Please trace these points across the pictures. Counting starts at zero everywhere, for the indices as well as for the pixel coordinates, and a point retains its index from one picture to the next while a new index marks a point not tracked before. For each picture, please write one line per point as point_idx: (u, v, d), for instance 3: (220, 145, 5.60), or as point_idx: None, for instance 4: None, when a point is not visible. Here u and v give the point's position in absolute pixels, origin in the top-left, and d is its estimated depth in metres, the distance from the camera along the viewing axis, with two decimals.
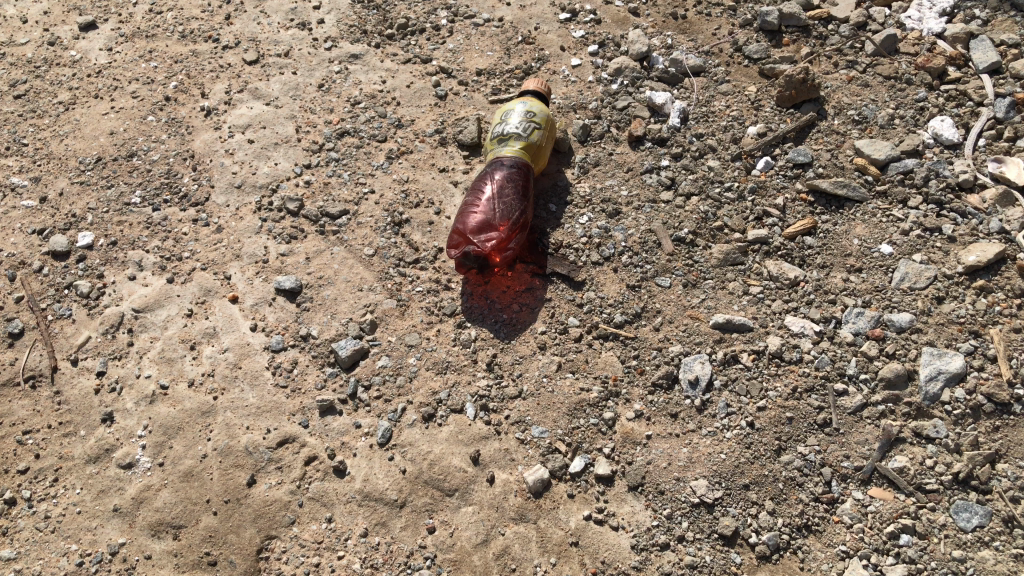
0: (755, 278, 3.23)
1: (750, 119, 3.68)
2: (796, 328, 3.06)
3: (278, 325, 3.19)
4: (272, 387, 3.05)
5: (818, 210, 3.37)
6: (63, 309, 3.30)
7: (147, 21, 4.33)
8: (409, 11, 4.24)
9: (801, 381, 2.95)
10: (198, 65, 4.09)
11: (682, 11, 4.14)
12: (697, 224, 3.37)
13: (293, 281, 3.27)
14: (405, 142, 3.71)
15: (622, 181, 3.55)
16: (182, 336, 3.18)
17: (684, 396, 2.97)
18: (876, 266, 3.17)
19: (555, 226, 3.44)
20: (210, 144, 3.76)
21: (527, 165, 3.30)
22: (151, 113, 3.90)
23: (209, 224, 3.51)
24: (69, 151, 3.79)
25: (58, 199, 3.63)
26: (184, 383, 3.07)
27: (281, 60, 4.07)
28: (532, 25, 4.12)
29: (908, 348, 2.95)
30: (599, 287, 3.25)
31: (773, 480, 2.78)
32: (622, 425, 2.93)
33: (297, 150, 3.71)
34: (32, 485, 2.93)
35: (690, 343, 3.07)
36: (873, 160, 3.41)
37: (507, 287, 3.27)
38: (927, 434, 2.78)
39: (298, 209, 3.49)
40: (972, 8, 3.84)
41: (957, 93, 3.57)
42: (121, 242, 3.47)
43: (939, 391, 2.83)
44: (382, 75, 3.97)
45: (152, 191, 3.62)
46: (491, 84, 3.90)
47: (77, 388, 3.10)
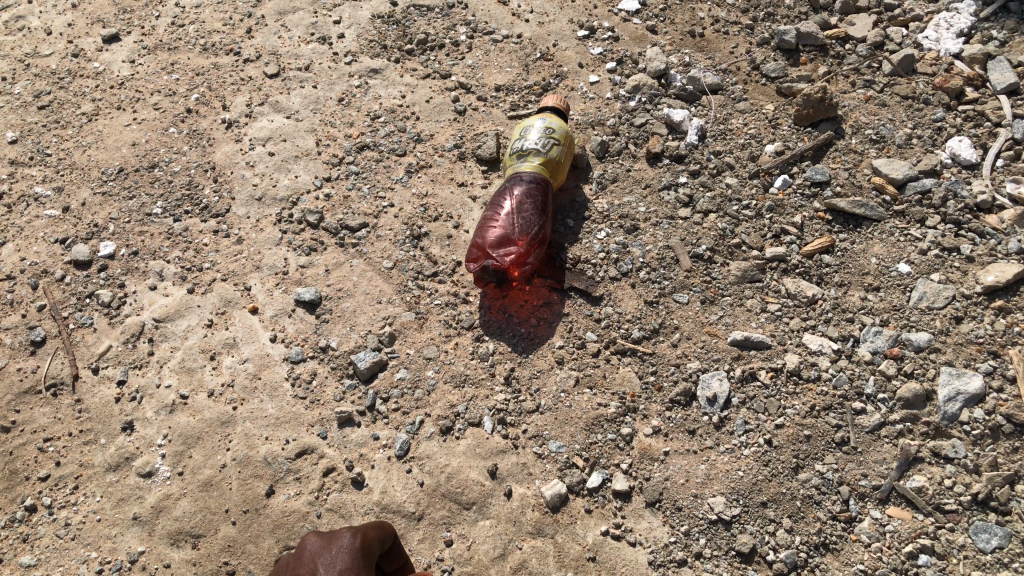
0: (773, 296, 3.24)
1: (768, 138, 3.70)
2: (813, 345, 3.07)
3: (297, 337, 3.21)
4: (291, 399, 3.06)
5: (836, 229, 3.39)
6: (85, 318, 3.32)
7: (169, 33, 4.37)
8: (429, 27, 4.27)
9: (819, 400, 2.95)
10: (220, 78, 4.13)
11: (699, 30, 4.17)
12: (715, 241, 3.38)
13: (312, 293, 3.29)
14: (424, 156, 3.73)
15: (641, 198, 3.57)
16: (203, 347, 3.20)
17: (702, 413, 2.97)
18: (894, 285, 3.19)
19: (573, 241, 3.45)
20: (231, 156, 3.80)
21: (546, 180, 3.33)
22: (173, 125, 3.94)
23: (230, 235, 3.53)
24: (91, 161, 3.83)
25: (81, 209, 3.66)
26: (204, 393, 3.09)
27: (301, 74, 4.10)
28: (550, 42, 4.15)
29: (927, 367, 2.95)
30: (617, 303, 3.26)
31: (791, 497, 2.78)
32: (640, 440, 2.94)
33: (317, 163, 3.74)
34: (52, 492, 2.95)
35: (708, 360, 3.08)
36: (891, 179, 3.42)
37: (525, 301, 3.29)
38: (945, 454, 2.78)
39: (318, 221, 3.52)
40: (989, 29, 3.87)
41: (975, 113, 3.59)
42: (143, 252, 3.50)
43: (958, 411, 2.83)
44: (402, 90, 4.00)
45: (173, 202, 3.65)
46: (510, 99, 3.92)
47: (98, 396, 3.12)
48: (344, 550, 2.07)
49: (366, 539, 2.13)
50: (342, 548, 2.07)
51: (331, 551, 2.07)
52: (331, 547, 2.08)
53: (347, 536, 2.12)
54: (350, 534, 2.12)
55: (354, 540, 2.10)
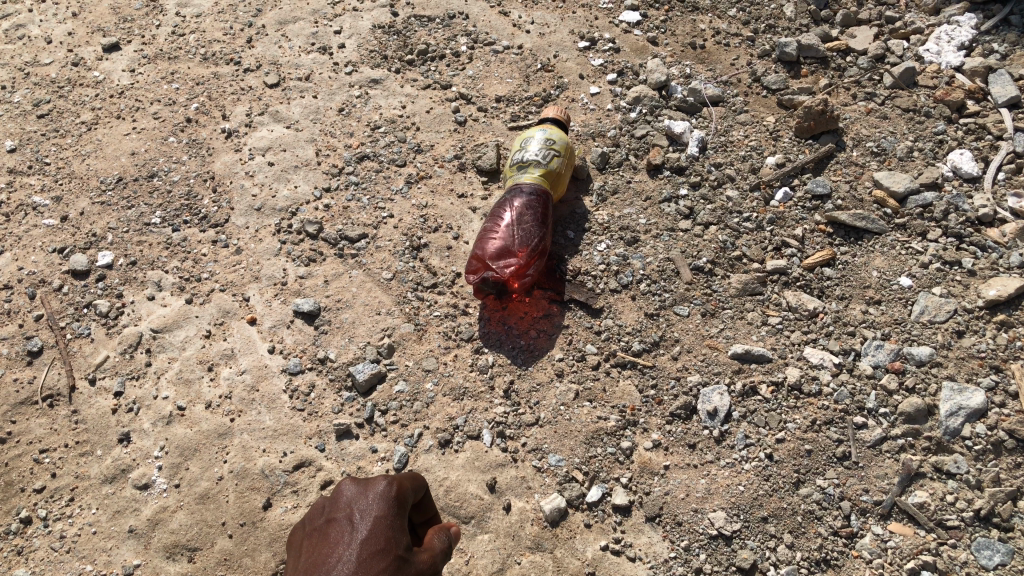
0: (774, 308, 3.23)
1: (768, 150, 3.69)
2: (815, 359, 3.06)
3: (296, 348, 3.19)
4: (289, 410, 3.04)
5: (837, 242, 3.40)
6: (82, 328, 3.30)
7: (169, 43, 4.35)
8: (430, 37, 4.25)
9: (820, 414, 2.95)
10: (220, 87, 4.11)
11: (701, 41, 4.16)
12: (716, 253, 3.37)
13: (311, 304, 3.27)
14: (424, 167, 3.72)
15: (641, 209, 3.56)
16: (200, 357, 3.18)
17: (703, 427, 2.96)
18: (895, 298, 3.20)
19: (573, 253, 3.44)
20: (231, 166, 3.78)
21: (546, 192, 3.32)
22: (173, 135, 3.93)
23: (229, 245, 3.51)
24: (90, 171, 3.82)
25: (79, 218, 3.65)
26: (201, 405, 3.07)
27: (302, 84, 4.08)
28: (551, 53, 4.12)
29: (929, 382, 2.96)
30: (618, 315, 3.25)
31: (792, 513, 2.77)
32: (640, 454, 2.92)
33: (317, 174, 3.72)
34: (48, 504, 2.92)
35: (709, 373, 3.07)
36: (892, 193, 3.45)
37: (524, 313, 3.28)
38: (947, 470, 2.78)
39: (317, 232, 3.51)
40: (990, 42, 3.90)
41: (976, 126, 3.62)
42: (141, 262, 3.48)
43: (960, 426, 2.84)
44: (402, 101, 3.98)
45: (172, 212, 3.64)
46: (510, 110, 3.91)
47: (95, 407, 3.10)
48: (381, 496, 1.76)
49: (405, 482, 1.85)
50: (378, 496, 1.75)
51: (365, 497, 1.75)
52: (367, 493, 1.76)
53: (382, 483, 1.79)
54: (386, 479, 1.79)
55: (391, 488, 1.78)
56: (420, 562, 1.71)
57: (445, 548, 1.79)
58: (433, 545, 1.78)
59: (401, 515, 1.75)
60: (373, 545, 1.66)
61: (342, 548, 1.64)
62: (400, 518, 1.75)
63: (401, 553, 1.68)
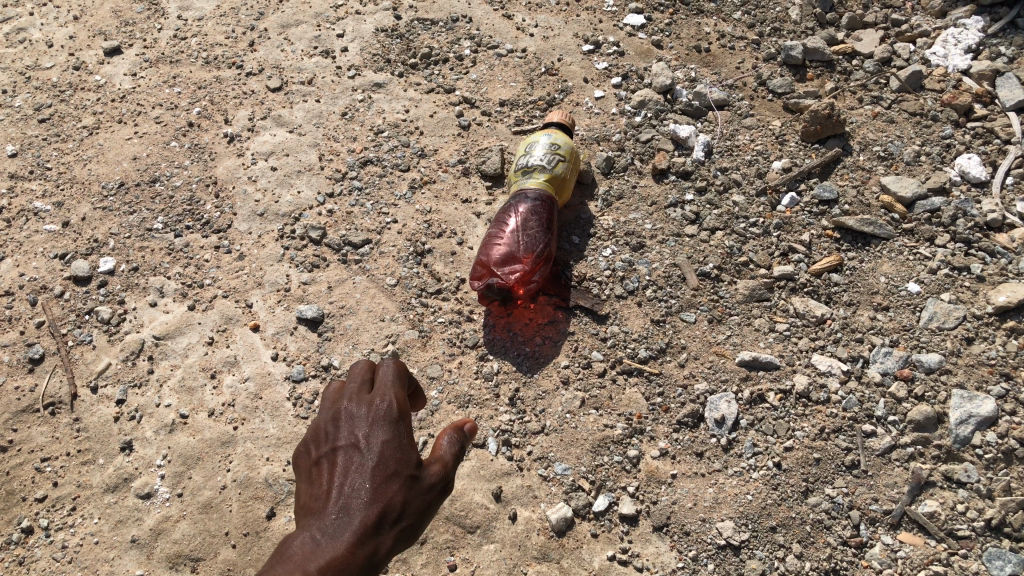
0: (781, 315, 3.20)
1: (774, 154, 3.67)
2: (823, 366, 3.03)
3: (299, 355, 3.16)
4: (293, 418, 3.01)
5: (844, 247, 3.37)
6: (84, 335, 3.28)
7: (171, 47, 4.32)
8: (433, 40, 4.22)
9: (828, 422, 2.93)
10: (222, 92, 4.08)
11: (705, 44, 4.13)
12: (722, 259, 3.35)
13: (314, 310, 3.24)
14: (428, 171, 3.69)
15: (647, 214, 3.53)
16: (203, 365, 3.16)
17: (710, 435, 2.94)
18: (903, 304, 3.18)
19: (578, 259, 3.41)
20: (233, 171, 3.75)
21: (551, 197, 3.29)
22: (174, 139, 3.90)
23: (231, 251, 3.48)
24: (92, 176, 3.79)
25: (80, 223, 3.62)
26: (204, 413, 3.04)
27: (304, 88, 4.05)
28: (555, 56, 4.09)
29: (938, 389, 2.94)
30: (624, 321, 3.23)
31: (801, 522, 2.75)
32: (647, 463, 2.90)
33: (320, 179, 3.70)
34: (49, 513, 2.90)
35: (716, 381, 3.04)
36: (900, 198, 3.43)
37: (530, 319, 3.25)
38: (957, 478, 2.76)
39: (320, 237, 3.48)
40: (997, 46, 3.89)
41: (984, 130, 3.61)
42: (143, 268, 3.45)
43: (970, 434, 2.81)
44: (405, 105, 3.95)
45: (174, 217, 3.61)
46: (514, 114, 3.88)
47: (96, 415, 3.07)
48: (384, 413, 1.51)
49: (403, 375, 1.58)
50: (380, 417, 1.51)
51: (366, 414, 1.51)
52: (367, 415, 1.51)
53: (381, 397, 1.53)
54: (386, 393, 1.53)
55: (392, 404, 1.52)
56: (433, 475, 1.51)
57: (458, 450, 1.55)
58: (444, 450, 1.55)
59: (409, 426, 1.52)
60: (383, 474, 1.46)
61: (350, 480, 1.44)
62: (409, 431, 1.51)
63: (412, 473, 1.48)
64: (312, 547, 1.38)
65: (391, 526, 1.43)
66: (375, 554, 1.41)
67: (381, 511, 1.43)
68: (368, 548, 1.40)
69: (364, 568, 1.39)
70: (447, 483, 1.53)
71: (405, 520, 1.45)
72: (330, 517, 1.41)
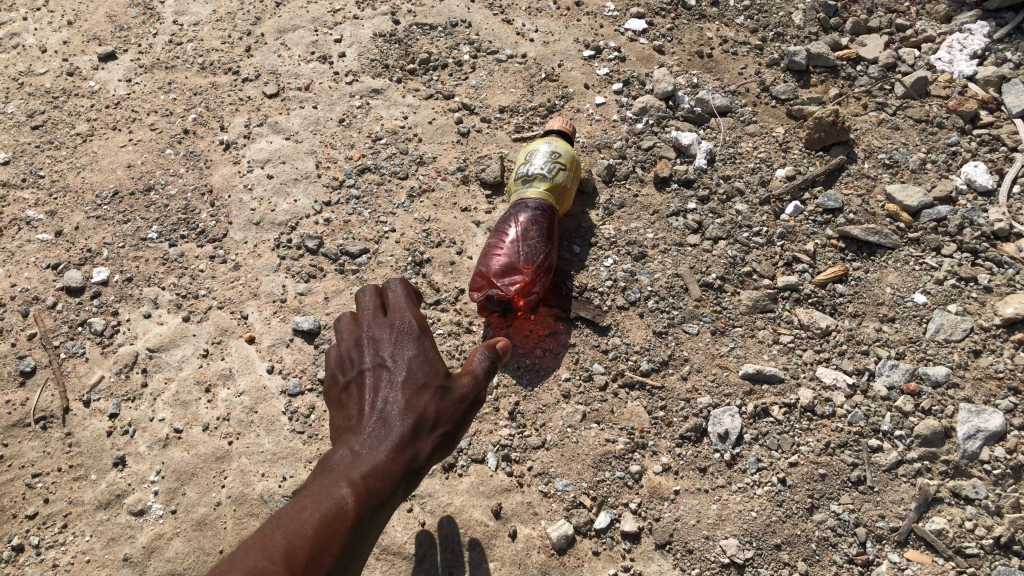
0: (786, 326, 3.15)
1: (778, 162, 3.61)
2: (828, 379, 2.98)
3: (295, 368, 3.11)
4: (288, 432, 2.96)
5: (849, 257, 3.32)
6: (76, 348, 3.22)
7: (166, 52, 4.27)
8: (432, 46, 4.17)
9: (834, 436, 2.88)
10: (218, 98, 4.03)
11: (708, 50, 4.08)
12: (725, 269, 3.30)
13: (311, 322, 3.19)
14: (427, 179, 3.64)
15: (648, 223, 3.48)
16: (198, 378, 3.10)
17: (714, 450, 2.88)
18: (910, 316, 3.12)
19: (579, 268, 3.36)
20: (229, 179, 3.70)
21: (552, 207, 3.24)
22: (170, 146, 3.85)
23: (227, 261, 3.43)
24: (85, 184, 3.74)
25: (73, 233, 3.57)
26: (199, 427, 2.99)
27: (301, 94, 4.00)
28: (556, 62, 4.04)
29: (945, 403, 2.89)
30: (625, 333, 3.17)
31: (806, 540, 2.71)
32: (649, 478, 2.85)
33: (316, 187, 3.64)
34: (40, 531, 2.84)
35: (719, 395, 2.99)
36: (906, 206, 3.37)
37: (530, 331, 3.20)
38: (966, 495, 2.71)
39: (317, 247, 3.42)
40: (1003, 51, 3.84)
41: (990, 137, 3.56)
42: (137, 279, 3.40)
43: (978, 449, 2.77)
44: (404, 111, 3.90)
45: (169, 226, 3.56)
46: (514, 121, 3.83)
47: (89, 429, 3.02)
48: (406, 333, 1.98)
49: (416, 305, 2.06)
50: (406, 340, 1.97)
51: (393, 339, 1.98)
52: (395, 339, 1.97)
53: (405, 322, 2.00)
54: (408, 318, 2.00)
55: (413, 327, 1.99)
56: (465, 387, 2.00)
57: (487, 365, 2.06)
58: (475, 367, 2.05)
59: (429, 344, 2.00)
60: (415, 385, 1.93)
61: (385, 394, 1.91)
62: (430, 351, 1.99)
63: (441, 384, 1.96)
64: (356, 455, 1.83)
65: (427, 430, 1.91)
66: (416, 449, 1.88)
67: (416, 418, 1.89)
68: (408, 450, 1.88)
69: (406, 463, 1.86)
70: (478, 394, 2.03)
71: (439, 425, 1.93)
72: (373, 424, 1.87)
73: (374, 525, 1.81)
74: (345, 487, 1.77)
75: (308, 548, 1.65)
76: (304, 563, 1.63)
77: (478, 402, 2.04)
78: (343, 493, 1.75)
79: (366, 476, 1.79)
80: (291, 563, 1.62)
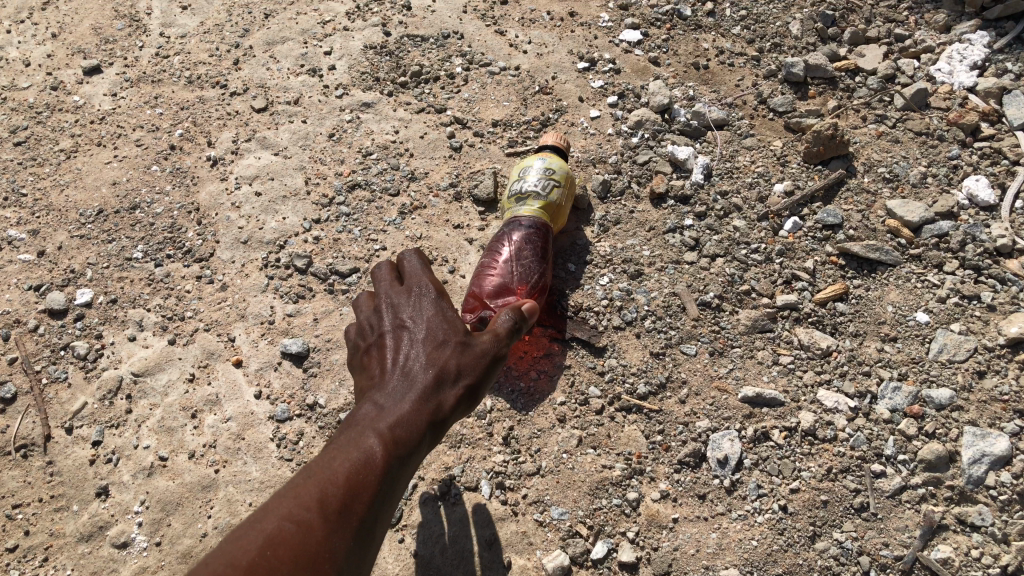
0: (786, 347, 3.08)
1: (776, 176, 3.54)
2: (829, 403, 2.92)
3: (283, 393, 3.04)
4: (276, 460, 2.89)
5: (850, 274, 3.25)
6: (58, 372, 3.14)
7: (153, 65, 4.19)
8: (423, 58, 4.09)
9: (836, 461, 2.81)
10: (205, 112, 3.95)
11: (704, 61, 4.01)
12: (723, 288, 3.22)
13: (299, 345, 3.11)
14: (418, 196, 3.56)
15: (645, 240, 3.41)
16: (184, 404, 3.03)
17: (713, 476, 2.82)
18: (912, 336, 3.06)
19: (574, 287, 3.28)
20: (216, 197, 3.62)
21: (546, 226, 3.17)
22: (156, 163, 3.77)
23: (214, 281, 3.35)
24: (69, 202, 3.66)
25: (56, 253, 3.49)
26: (185, 455, 2.92)
27: (290, 108, 3.93)
28: (549, 74, 3.97)
29: (949, 426, 2.82)
30: (622, 354, 3.10)
31: (808, 569, 2.65)
32: (647, 506, 2.78)
33: (306, 204, 3.57)
34: (20, 565, 2.76)
35: (718, 419, 2.92)
36: (906, 222, 3.31)
37: (524, 352, 3.13)
38: (971, 522, 2.65)
39: (306, 266, 3.34)
40: (1004, 62, 3.78)
41: (991, 151, 3.50)
42: (122, 300, 3.32)
43: (984, 474, 2.70)
44: (395, 125, 3.82)
45: (155, 245, 3.48)
46: (507, 135, 3.76)
47: (71, 458, 2.95)
48: (426, 299, 2.25)
49: (433, 274, 2.31)
50: (426, 303, 2.24)
51: (413, 304, 2.24)
52: (416, 303, 2.24)
53: (425, 289, 2.26)
54: (428, 285, 2.27)
55: (433, 292, 2.25)
56: (484, 344, 2.23)
57: (510, 326, 2.30)
58: (498, 327, 2.29)
59: (449, 307, 2.25)
60: (435, 342, 2.17)
61: (408, 354, 2.15)
62: (448, 314, 2.24)
63: (460, 341, 2.19)
64: (381, 408, 2.05)
65: (449, 383, 2.14)
66: (439, 399, 2.11)
67: (437, 369, 2.13)
68: (432, 400, 2.10)
69: (431, 410, 2.09)
70: (498, 351, 2.26)
71: (461, 378, 2.16)
72: (396, 378, 2.11)
73: (403, 471, 2.01)
74: (372, 438, 1.97)
75: (339, 495, 1.85)
76: (336, 509, 1.83)
77: (499, 358, 2.27)
78: (371, 444, 1.95)
79: (391, 427, 2.00)
80: (324, 510, 1.82)
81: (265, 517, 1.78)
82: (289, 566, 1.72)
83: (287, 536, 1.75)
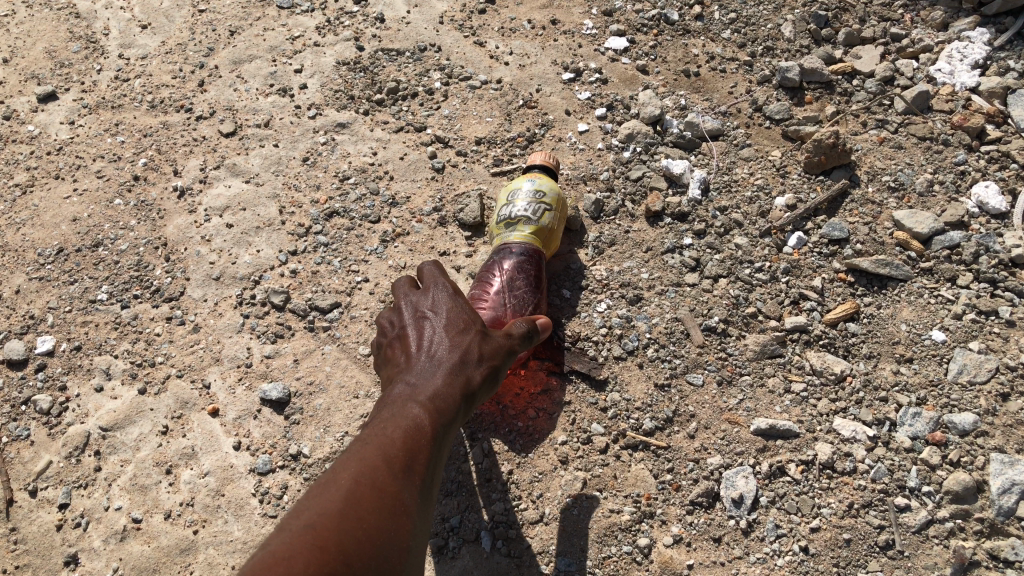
0: (797, 373, 2.91)
1: (776, 189, 3.37)
2: (846, 432, 2.75)
3: (264, 443, 2.82)
4: (259, 518, 2.68)
5: (859, 291, 3.09)
6: (20, 430, 2.94)
7: (112, 90, 3.96)
8: (400, 73, 3.89)
9: (857, 496, 2.64)
10: (170, 139, 3.72)
11: (694, 68, 3.83)
12: (728, 311, 3.05)
13: (280, 390, 2.90)
14: (401, 222, 3.36)
15: (642, 262, 3.22)
16: (157, 458, 2.82)
17: (728, 517, 2.65)
18: (928, 355, 2.90)
19: (571, 315, 3.11)
20: (185, 230, 3.40)
21: (539, 252, 2.98)
22: (118, 195, 3.54)
23: (185, 322, 3.14)
24: (27, 242, 3.44)
25: (15, 297, 3.29)
26: (160, 515, 2.71)
27: (260, 131, 3.71)
28: (533, 87, 3.78)
29: (975, 454, 2.66)
30: (625, 387, 2.92)
31: None
32: (660, 552, 2.61)
33: (281, 235, 3.36)
34: None
35: (730, 454, 2.76)
36: (916, 234, 3.14)
37: (520, 388, 2.95)
38: (1005, 557, 2.48)
39: (283, 302, 3.13)
40: (1005, 59, 3.62)
41: (999, 154, 3.34)
42: (86, 346, 3.11)
43: (1015, 505, 2.53)
44: (372, 146, 3.61)
45: (120, 285, 3.26)
46: (492, 153, 3.56)
47: (37, 524, 2.75)
48: (442, 292, 2.25)
49: (448, 273, 2.32)
50: (443, 295, 2.24)
51: (431, 298, 2.25)
52: (433, 297, 2.24)
53: (439, 284, 2.27)
54: (442, 281, 2.28)
55: (448, 286, 2.26)
56: (501, 335, 2.22)
57: (525, 330, 2.30)
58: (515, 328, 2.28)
59: (465, 300, 2.25)
60: (457, 327, 2.16)
61: (431, 337, 2.14)
62: (465, 304, 2.23)
63: (481, 327, 2.18)
64: (413, 386, 2.02)
65: (474, 361, 2.11)
66: (468, 375, 2.08)
67: (462, 350, 2.10)
68: (461, 376, 2.07)
69: (462, 385, 2.06)
70: (515, 344, 2.25)
71: (485, 359, 2.13)
72: (424, 359, 2.09)
73: (447, 442, 1.99)
74: (415, 408, 1.95)
75: (400, 457, 1.84)
76: (401, 468, 1.82)
77: (516, 350, 2.26)
78: (416, 413, 1.94)
79: (430, 398, 1.98)
80: (390, 469, 1.80)
81: (337, 478, 1.76)
82: (373, 516, 1.71)
83: (365, 491, 1.74)
